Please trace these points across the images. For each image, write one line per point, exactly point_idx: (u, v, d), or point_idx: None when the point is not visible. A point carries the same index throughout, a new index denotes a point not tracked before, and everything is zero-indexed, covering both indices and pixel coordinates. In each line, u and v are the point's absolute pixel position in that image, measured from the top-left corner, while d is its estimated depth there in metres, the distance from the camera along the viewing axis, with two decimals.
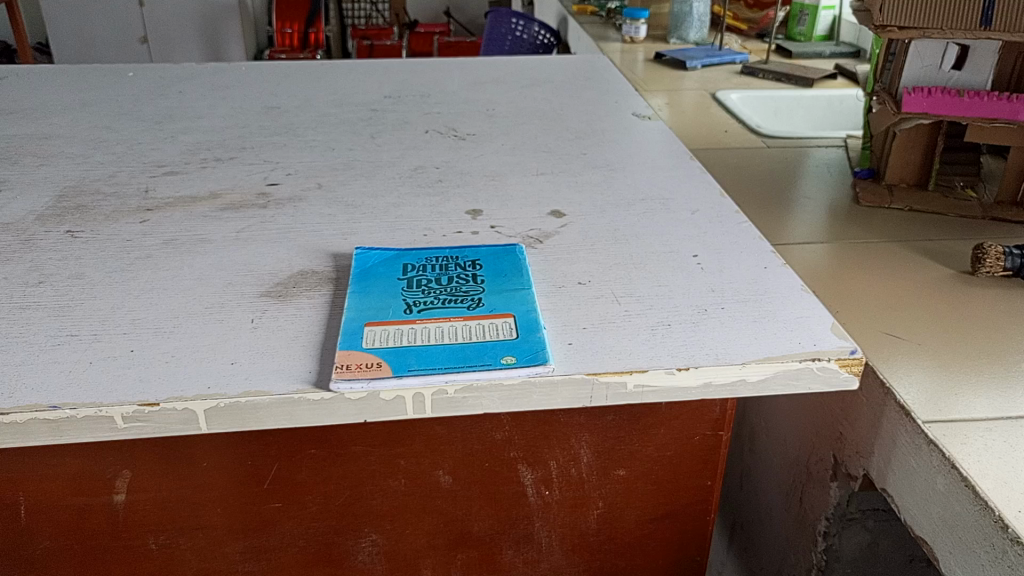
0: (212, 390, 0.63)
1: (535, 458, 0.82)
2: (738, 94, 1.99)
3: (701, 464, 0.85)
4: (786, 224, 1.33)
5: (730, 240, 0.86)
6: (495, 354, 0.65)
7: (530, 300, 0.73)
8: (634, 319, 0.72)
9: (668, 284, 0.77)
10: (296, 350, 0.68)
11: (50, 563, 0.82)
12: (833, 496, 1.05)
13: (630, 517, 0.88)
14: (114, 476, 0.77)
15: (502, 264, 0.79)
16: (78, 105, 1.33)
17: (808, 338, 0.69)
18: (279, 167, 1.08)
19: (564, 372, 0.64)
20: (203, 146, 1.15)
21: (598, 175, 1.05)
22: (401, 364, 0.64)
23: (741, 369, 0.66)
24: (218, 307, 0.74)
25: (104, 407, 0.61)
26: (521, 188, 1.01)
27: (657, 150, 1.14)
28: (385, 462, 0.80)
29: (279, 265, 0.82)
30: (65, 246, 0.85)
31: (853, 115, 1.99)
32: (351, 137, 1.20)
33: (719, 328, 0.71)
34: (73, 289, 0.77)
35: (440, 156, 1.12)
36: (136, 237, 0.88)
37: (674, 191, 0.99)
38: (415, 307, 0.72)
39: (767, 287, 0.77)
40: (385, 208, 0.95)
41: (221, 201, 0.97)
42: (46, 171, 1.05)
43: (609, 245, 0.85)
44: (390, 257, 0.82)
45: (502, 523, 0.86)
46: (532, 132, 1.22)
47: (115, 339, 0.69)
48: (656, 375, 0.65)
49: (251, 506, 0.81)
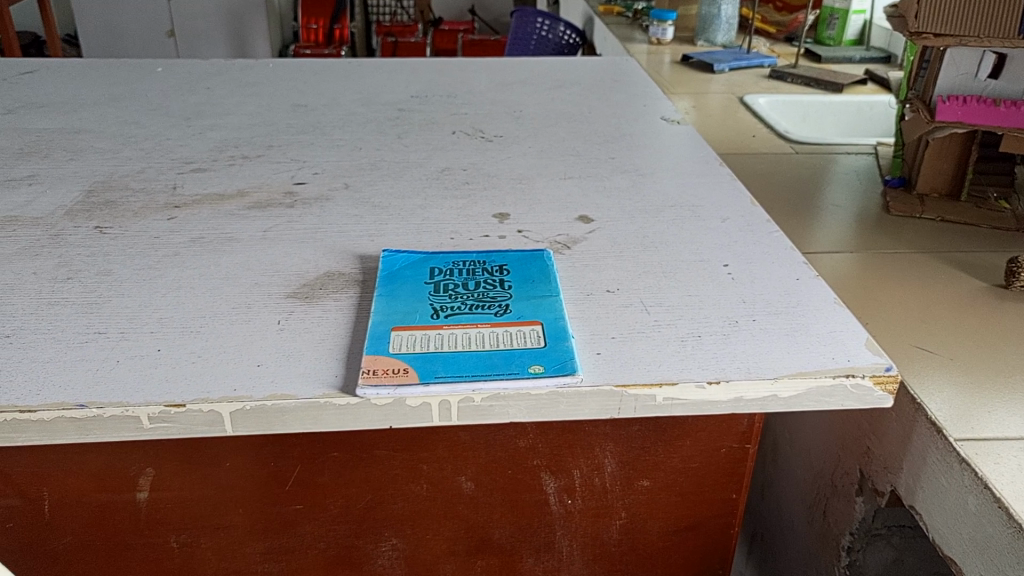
0: (238, 392, 0.63)
1: (558, 467, 0.81)
2: (766, 99, 1.97)
3: (726, 476, 0.84)
4: (814, 231, 1.32)
5: (761, 249, 0.85)
6: (523, 363, 0.65)
7: (558, 308, 0.72)
8: (663, 329, 0.71)
9: (698, 294, 0.76)
10: (323, 353, 0.68)
11: (72, 559, 0.82)
12: (858, 510, 1.04)
13: (652, 528, 0.87)
14: (138, 474, 0.77)
15: (530, 271, 0.79)
16: (108, 99, 1.34)
17: (842, 353, 0.68)
18: (306, 166, 1.07)
19: (592, 383, 0.64)
20: (231, 143, 1.15)
21: (626, 180, 1.04)
22: (427, 371, 0.64)
23: (773, 385, 0.65)
24: (245, 307, 0.74)
25: (130, 407, 0.61)
26: (549, 192, 1.00)
27: (686, 156, 1.12)
28: (407, 467, 0.79)
29: (305, 266, 0.82)
30: (94, 242, 0.86)
31: (883, 122, 1.96)
32: (378, 136, 1.19)
33: (751, 341, 0.69)
34: (101, 286, 0.77)
35: (467, 158, 1.12)
36: (164, 234, 0.88)
37: (704, 198, 0.98)
38: (442, 312, 0.71)
39: (800, 299, 0.76)
40: (412, 210, 0.95)
41: (248, 199, 0.97)
42: (75, 166, 1.06)
43: (639, 252, 0.84)
44: (416, 260, 0.81)
45: (524, 530, 0.86)
46: (559, 135, 1.21)
47: (142, 338, 0.69)
48: (685, 389, 0.64)
49: (272, 507, 0.81)
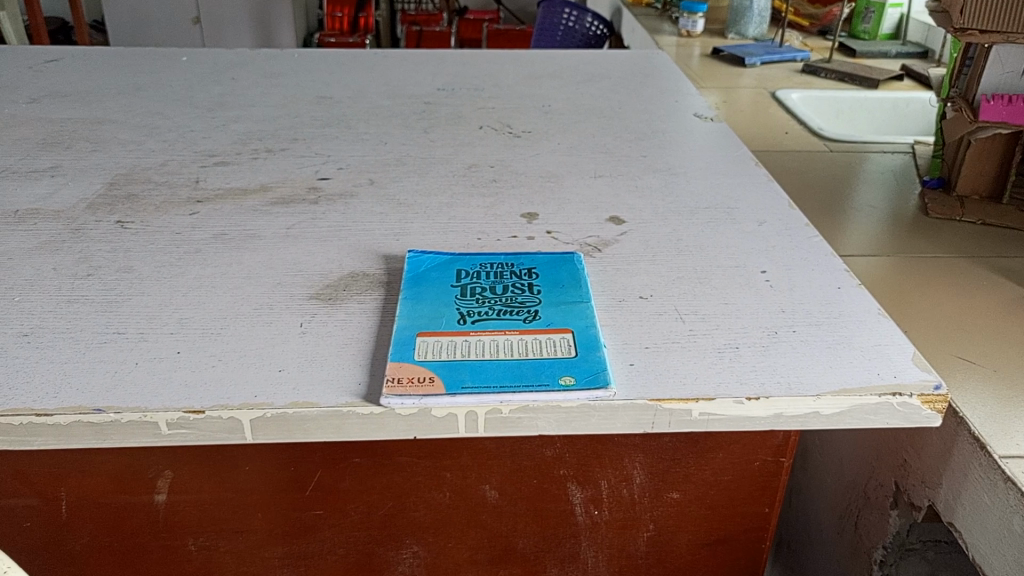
0: (258, 399, 0.61)
1: (585, 477, 0.79)
2: (798, 94, 1.93)
3: (759, 490, 0.81)
4: (850, 233, 1.28)
5: (801, 255, 0.82)
6: (553, 373, 0.62)
7: (590, 315, 0.69)
8: (699, 340, 0.68)
9: (735, 302, 0.73)
10: (346, 358, 0.65)
11: (89, 560, 0.81)
12: (892, 524, 1.01)
13: (681, 541, 0.84)
14: (156, 476, 0.75)
15: (560, 274, 0.76)
16: (132, 90, 1.32)
17: (888, 369, 0.65)
18: (330, 160, 1.05)
19: (626, 397, 0.61)
20: (255, 135, 1.13)
21: (658, 180, 1.01)
22: (454, 380, 0.61)
23: (815, 402, 0.62)
24: (266, 308, 0.72)
25: (148, 412, 0.60)
26: (579, 191, 0.97)
27: (720, 154, 1.09)
28: (430, 474, 0.77)
29: (329, 265, 0.80)
30: (115, 237, 0.84)
31: (920, 119, 1.91)
32: (403, 131, 1.17)
33: (792, 354, 0.66)
34: (121, 284, 0.76)
35: (495, 154, 1.09)
36: (185, 229, 0.86)
37: (740, 199, 0.95)
38: (469, 317, 0.69)
39: (843, 310, 0.72)
40: (438, 208, 0.92)
41: (272, 194, 0.95)
42: (97, 158, 1.04)
43: (672, 257, 0.81)
44: (442, 261, 0.79)
45: (548, 541, 0.83)
46: (589, 132, 1.18)
47: (161, 339, 0.68)
48: (723, 404, 0.61)
49: (292, 512, 0.79)
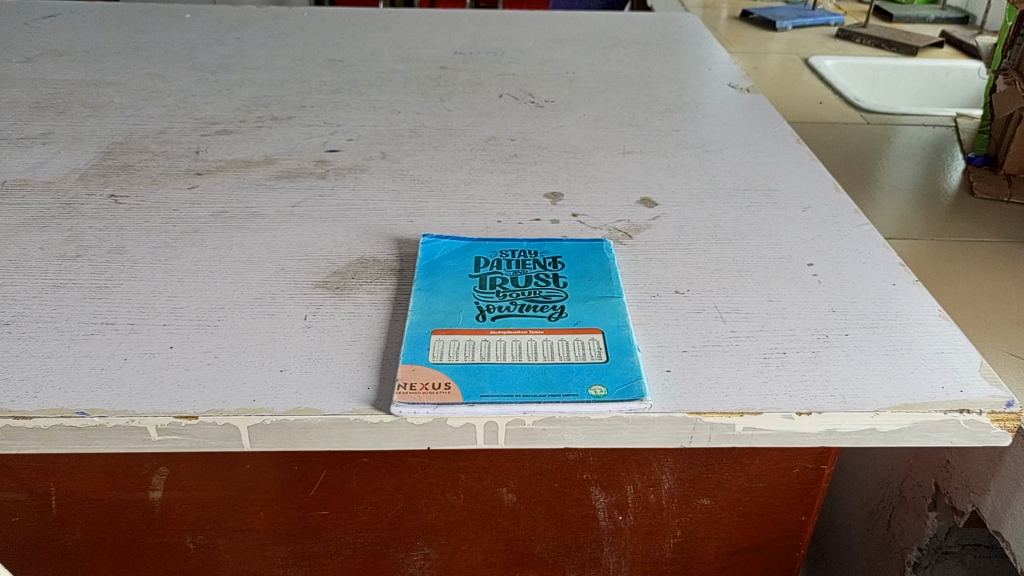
0: (257, 404, 0.55)
1: (610, 481, 0.73)
2: (833, 60, 1.83)
3: (796, 498, 0.75)
4: (890, 213, 1.20)
5: (850, 246, 0.75)
6: (582, 382, 0.56)
7: (621, 313, 0.63)
8: (742, 343, 0.61)
9: (780, 299, 0.67)
10: (353, 358, 0.60)
11: (84, 556, 0.76)
12: (930, 526, 0.96)
13: (709, 548, 0.79)
14: (151, 473, 0.70)
15: (587, 265, 0.70)
16: (131, 49, 1.25)
17: (953, 382, 0.58)
18: (340, 130, 0.98)
19: (662, 410, 0.55)
20: (260, 101, 1.06)
21: (693, 158, 0.94)
22: (472, 387, 0.55)
23: (873, 419, 0.55)
24: (268, 298, 0.66)
25: (136, 417, 0.54)
26: (607, 169, 0.90)
27: (759, 130, 1.01)
28: (444, 476, 0.72)
29: (337, 249, 0.73)
30: (108, 213, 0.78)
31: (960, 90, 1.81)
32: (418, 98, 1.10)
33: (846, 361, 0.60)
34: (112, 267, 0.70)
35: (515, 125, 1.02)
36: (183, 206, 0.80)
37: (782, 181, 0.88)
38: (489, 313, 0.63)
39: (900, 310, 0.66)
40: (455, 185, 0.86)
41: (276, 167, 0.89)
42: (92, 124, 0.98)
43: (710, 246, 0.75)
44: (460, 247, 0.72)
45: (569, 545, 0.78)
46: (616, 102, 1.11)
47: (153, 332, 0.62)
48: (771, 420, 0.55)
49: (296, 512, 0.74)
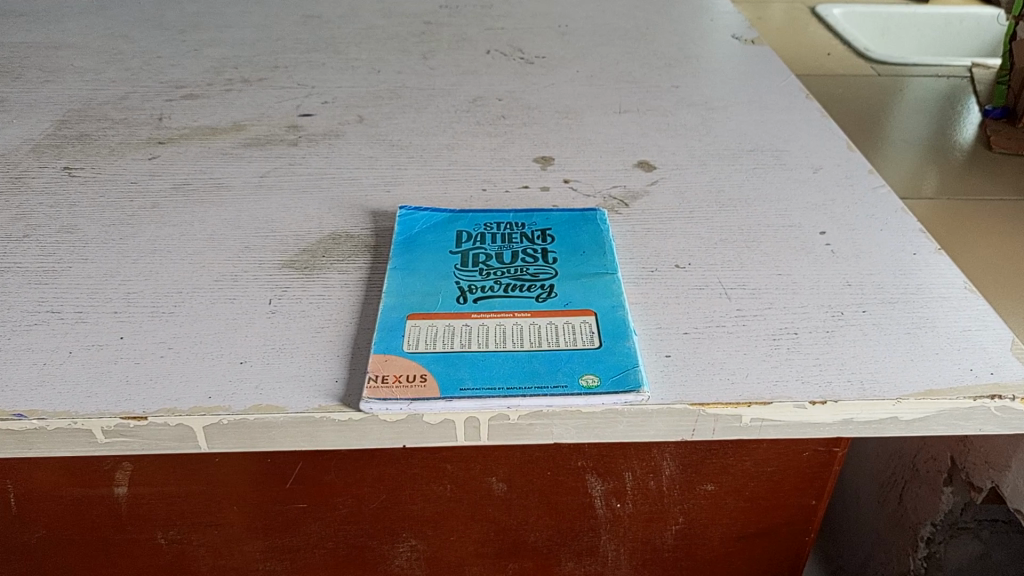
0: (213, 402, 0.50)
1: (607, 468, 0.68)
2: (841, 9, 1.74)
3: (806, 481, 0.70)
4: (902, 170, 1.13)
5: (866, 211, 0.69)
6: (572, 371, 0.51)
7: (616, 292, 0.57)
8: (750, 323, 0.56)
9: (790, 273, 0.61)
10: (321, 347, 0.54)
11: (49, 554, 0.72)
12: (944, 502, 0.91)
13: (714, 534, 0.75)
14: (113, 468, 0.65)
15: (580, 238, 0.64)
16: (96, 8, 1.18)
17: (983, 364, 0.53)
18: (315, 92, 0.92)
19: (662, 401, 0.50)
20: (231, 62, 0.99)
21: (694, 116, 0.87)
22: (450, 379, 0.50)
23: (894, 407, 0.50)
24: (231, 280, 0.61)
25: (79, 419, 0.49)
26: (601, 130, 0.84)
27: (765, 85, 0.95)
28: (428, 466, 0.67)
29: (307, 225, 0.68)
30: (60, 188, 0.72)
31: (973, 39, 1.74)
32: (399, 56, 1.03)
33: (864, 341, 0.54)
34: (61, 248, 0.64)
35: (503, 84, 0.95)
36: (142, 178, 0.74)
37: (790, 140, 0.81)
38: (471, 294, 0.57)
39: (922, 283, 0.60)
40: (437, 150, 0.80)
41: (245, 134, 0.82)
42: (49, 90, 0.91)
43: (713, 214, 0.69)
44: (440, 219, 0.67)
45: (564, 534, 0.74)
46: (612, 57, 1.03)
47: (102, 321, 0.56)
48: (781, 410, 0.50)
49: (271, 506, 0.69)
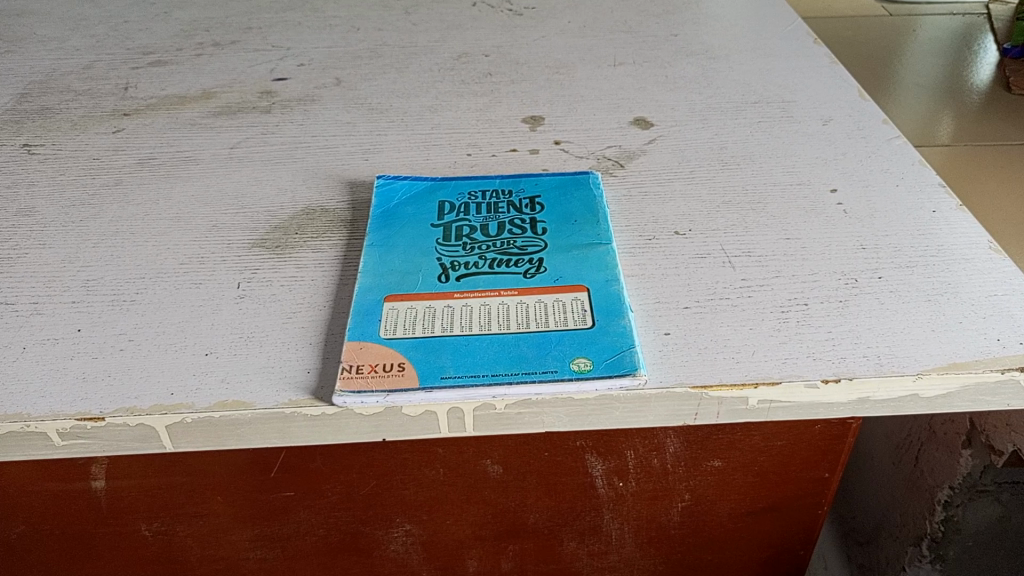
0: (175, 400, 0.46)
1: (608, 448, 0.65)
2: None
3: (818, 454, 0.67)
4: (916, 116, 1.07)
5: (880, 166, 0.64)
6: (562, 354, 0.46)
7: (610, 264, 0.53)
8: (757, 295, 0.51)
9: (799, 236, 0.56)
10: (292, 335, 0.50)
11: (31, 549, 0.69)
12: (962, 465, 0.87)
13: (722, 510, 0.71)
14: (88, 462, 0.62)
15: (570, 206, 0.59)
16: None
17: (1012, 332, 0.48)
18: (290, 54, 0.86)
19: (660, 384, 0.46)
20: (202, 25, 0.94)
21: (694, 67, 0.82)
22: (430, 367, 0.46)
23: (915, 383, 0.46)
24: (197, 263, 0.57)
25: (31, 422, 0.45)
26: (595, 85, 0.79)
27: (769, 31, 0.89)
28: (419, 451, 0.63)
29: (279, 199, 0.63)
30: (19, 167, 0.68)
31: None
32: (380, 12, 0.97)
33: (880, 311, 0.50)
34: (17, 233, 0.60)
35: (490, 38, 0.89)
36: (106, 154, 0.70)
37: (798, 90, 0.76)
38: (453, 271, 0.53)
39: (942, 244, 0.55)
40: (419, 113, 0.75)
41: (215, 102, 0.77)
42: (10, 60, 0.86)
43: (715, 174, 0.64)
44: (421, 190, 0.62)
45: (564, 514, 0.71)
46: (606, 5, 0.97)
47: (59, 312, 0.53)
48: (792, 390, 0.46)
49: (257, 495, 0.66)
